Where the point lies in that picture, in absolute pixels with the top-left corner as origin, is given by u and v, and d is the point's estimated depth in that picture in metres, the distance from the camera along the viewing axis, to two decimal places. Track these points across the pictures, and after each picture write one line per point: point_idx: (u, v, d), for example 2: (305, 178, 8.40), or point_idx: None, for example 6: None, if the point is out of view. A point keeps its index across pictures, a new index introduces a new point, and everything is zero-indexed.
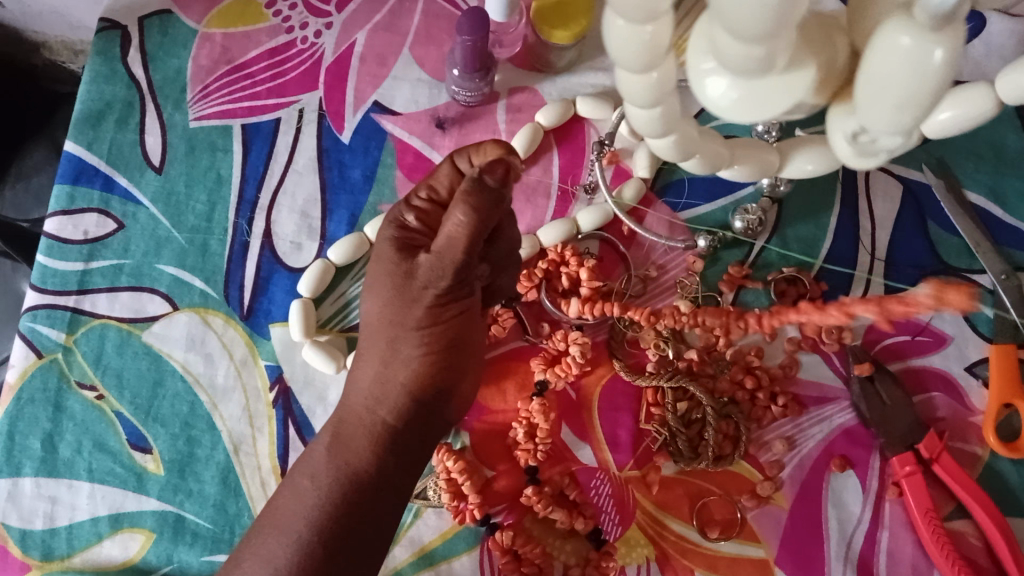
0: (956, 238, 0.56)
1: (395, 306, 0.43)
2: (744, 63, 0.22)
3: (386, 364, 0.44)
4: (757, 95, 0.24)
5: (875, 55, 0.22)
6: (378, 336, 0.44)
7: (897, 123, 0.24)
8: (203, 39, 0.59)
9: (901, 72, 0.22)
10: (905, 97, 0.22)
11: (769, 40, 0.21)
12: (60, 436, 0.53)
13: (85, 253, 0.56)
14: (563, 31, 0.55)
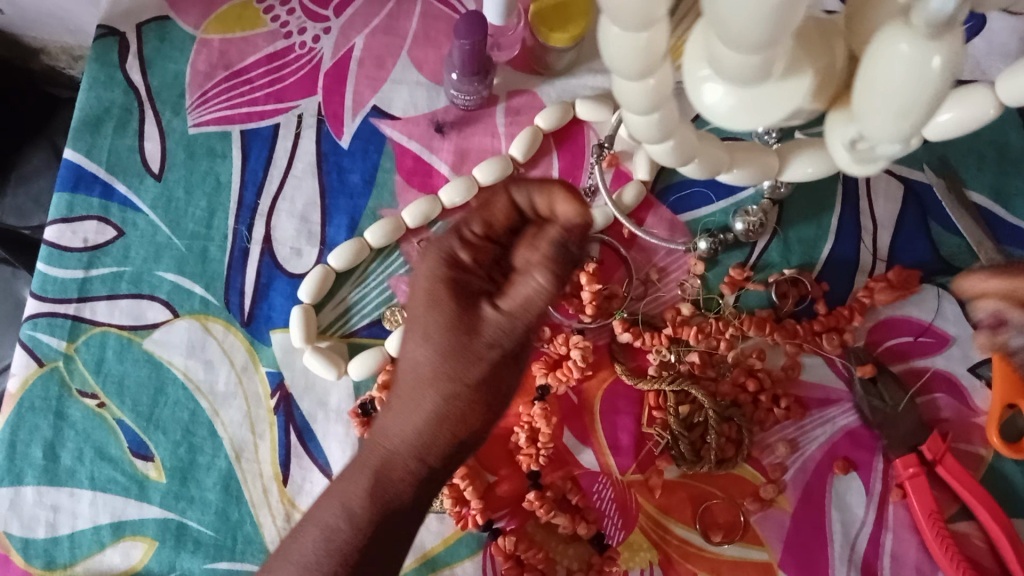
0: (959, 238, 0.56)
1: (451, 361, 0.40)
2: (743, 72, 0.22)
3: (424, 419, 0.41)
4: (755, 102, 0.24)
5: (875, 63, 0.22)
6: (425, 389, 0.41)
7: (898, 129, 0.23)
8: (201, 44, 0.59)
9: (904, 81, 0.22)
10: (908, 103, 0.22)
11: (767, 50, 0.20)
12: (61, 444, 0.53)
13: (85, 261, 0.55)
14: (561, 34, 0.54)
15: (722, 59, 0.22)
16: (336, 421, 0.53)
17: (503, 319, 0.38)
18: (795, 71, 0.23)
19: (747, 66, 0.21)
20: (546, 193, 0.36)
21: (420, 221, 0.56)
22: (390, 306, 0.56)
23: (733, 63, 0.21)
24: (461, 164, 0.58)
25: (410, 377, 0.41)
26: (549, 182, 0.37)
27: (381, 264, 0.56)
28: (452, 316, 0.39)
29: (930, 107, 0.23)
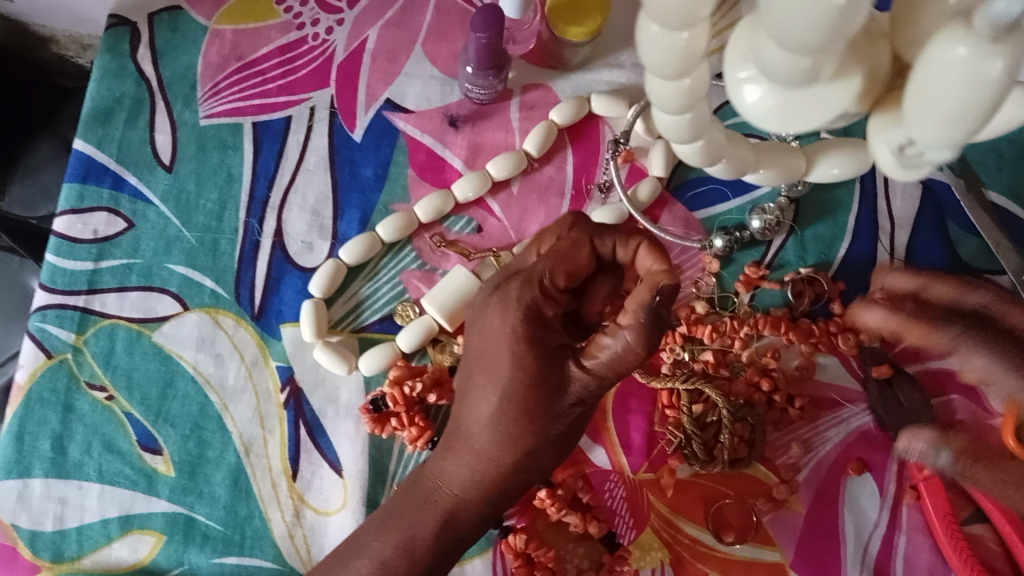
0: (976, 240, 0.56)
1: (527, 406, 0.41)
2: (790, 77, 0.19)
3: (481, 457, 0.43)
4: (797, 106, 0.21)
5: (927, 62, 0.18)
6: (485, 430, 0.42)
7: (947, 138, 0.19)
8: (213, 35, 0.59)
9: (957, 86, 0.18)
10: (959, 109, 0.18)
11: (815, 55, 0.18)
12: (69, 436, 0.53)
13: (95, 252, 0.55)
14: (578, 28, 0.54)
15: (768, 60, 0.19)
16: (346, 417, 0.53)
17: (591, 379, 0.39)
18: (842, 74, 0.21)
19: (793, 70, 0.19)
20: (629, 243, 0.40)
21: (433, 216, 0.55)
22: (401, 301, 0.55)
23: (778, 65, 0.19)
24: (474, 159, 0.58)
25: (473, 417, 0.43)
26: (634, 239, 0.40)
27: (393, 259, 0.56)
28: (538, 362, 0.40)
29: (989, 112, 0.18)
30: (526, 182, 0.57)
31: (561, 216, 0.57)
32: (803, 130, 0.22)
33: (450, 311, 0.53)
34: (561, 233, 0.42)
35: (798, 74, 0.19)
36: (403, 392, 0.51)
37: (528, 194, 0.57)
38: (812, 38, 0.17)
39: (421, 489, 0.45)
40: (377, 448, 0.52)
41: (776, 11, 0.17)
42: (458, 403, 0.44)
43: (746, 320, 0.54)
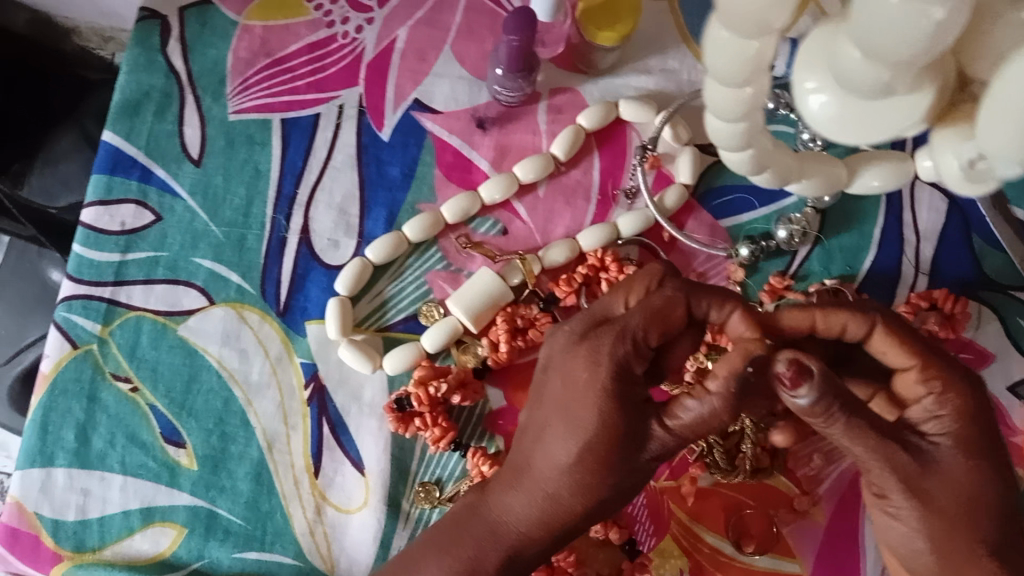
0: (1001, 254, 0.55)
1: (609, 460, 0.39)
2: (865, 85, 0.20)
3: (550, 503, 0.41)
4: (872, 115, 0.22)
5: (1007, 80, 0.19)
6: (561, 479, 0.40)
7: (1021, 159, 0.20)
8: (243, 31, 0.59)
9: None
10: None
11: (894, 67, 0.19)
12: (93, 427, 0.53)
13: (121, 245, 0.55)
14: (609, 33, 0.54)
15: (849, 68, 0.20)
16: (369, 416, 0.53)
17: (672, 439, 0.39)
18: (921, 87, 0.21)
19: (877, 78, 0.19)
20: (725, 307, 0.40)
21: (460, 217, 0.55)
22: (426, 301, 0.55)
23: (856, 73, 0.20)
24: (501, 161, 0.58)
25: (547, 462, 0.40)
26: (728, 297, 0.40)
27: (418, 259, 0.56)
28: (627, 416, 0.39)
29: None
30: (553, 185, 0.57)
31: (587, 221, 0.57)
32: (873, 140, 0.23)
33: (475, 312, 0.53)
34: (652, 285, 0.42)
35: (879, 80, 0.20)
36: (428, 393, 0.51)
37: (555, 198, 0.57)
38: (902, 50, 0.17)
39: (478, 521, 0.43)
40: (400, 448, 0.53)
41: (868, 18, 0.17)
42: (527, 443, 0.42)
43: None
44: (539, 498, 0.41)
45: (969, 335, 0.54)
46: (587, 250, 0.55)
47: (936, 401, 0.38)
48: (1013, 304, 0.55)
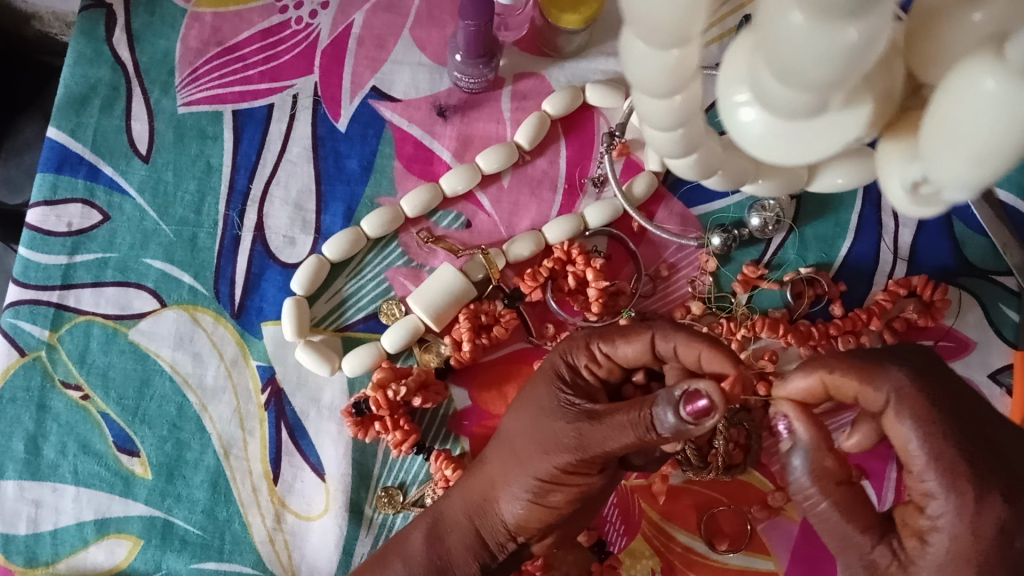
0: (983, 239, 0.53)
1: (530, 442, 0.41)
2: (794, 107, 0.18)
3: (498, 482, 0.43)
4: (807, 134, 0.20)
5: (950, 93, 0.17)
6: (502, 460, 0.43)
7: (970, 179, 0.18)
8: (193, 19, 0.56)
9: (986, 121, 0.16)
10: (986, 150, 0.17)
11: (821, 91, 0.17)
12: (43, 437, 0.51)
13: (69, 246, 0.53)
14: (573, 15, 0.51)
15: (772, 91, 0.18)
16: (329, 419, 0.51)
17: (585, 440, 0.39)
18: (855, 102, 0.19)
19: (799, 101, 0.18)
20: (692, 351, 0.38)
21: (420, 211, 0.53)
22: (387, 299, 0.53)
23: (783, 96, 0.18)
24: (464, 150, 0.55)
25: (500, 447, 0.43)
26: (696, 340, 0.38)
27: (378, 255, 0.54)
28: (550, 414, 0.41)
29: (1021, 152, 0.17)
30: (517, 175, 0.55)
31: (553, 212, 0.55)
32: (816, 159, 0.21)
33: (437, 311, 0.51)
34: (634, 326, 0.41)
35: (797, 101, 0.18)
36: (387, 396, 0.49)
37: (520, 188, 0.55)
38: (818, 71, 0.16)
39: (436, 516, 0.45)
40: (361, 452, 0.51)
41: (777, 37, 0.16)
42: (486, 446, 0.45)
43: (743, 323, 0.52)
44: (488, 509, 0.43)
45: (948, 323, 0.53)
46: (553, 242, 0.53)
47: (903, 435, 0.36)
48: (993, 290, 0.53)
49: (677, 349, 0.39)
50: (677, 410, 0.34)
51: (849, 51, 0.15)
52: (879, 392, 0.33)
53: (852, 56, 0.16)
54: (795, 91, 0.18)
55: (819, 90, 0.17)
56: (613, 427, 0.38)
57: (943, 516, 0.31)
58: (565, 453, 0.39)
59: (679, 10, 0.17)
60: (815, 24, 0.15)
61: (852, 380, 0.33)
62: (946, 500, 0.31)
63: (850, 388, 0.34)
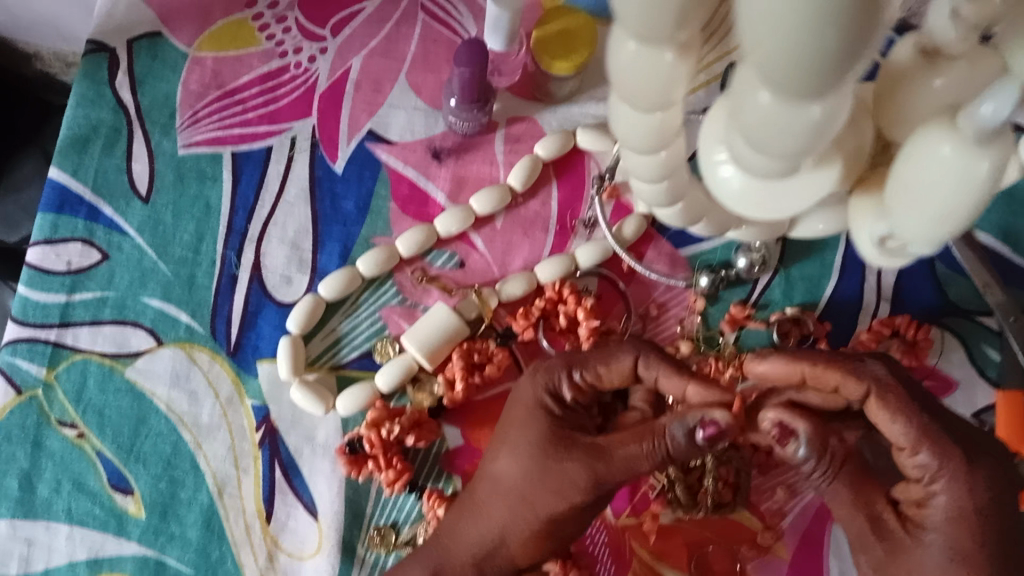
0: (965, 280, 0.55)
1: (533, 484, 0.41)
2: (772, 172, 0.20)
3: (497, 525, 0.42)
4: (782, 192, 0.22)
5: (914, 158, 0.21)
6: (501, 501, 0.42)
7: (934, 232, 0.22)
8: (194, 63, 0.58)
9: (949, 179, 0.20)
10: (946, 207, 0.21)
11: (796, 156, 0.20)
12: (38, 475, 0.51)
13: (68, 284, 0.54)
14: (564, 63, 0.53)
15: (750, 158, 0.20)
16: (323, 457, 0.52)
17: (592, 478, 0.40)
18: (826, 164, 0.22)
19: (775, 167, 0.20)
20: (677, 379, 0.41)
21: (415, 251, 0.54)
22: (381, 337, 0.54)
23: (760, 163, 0.20)
24: (458, 192, 0.57)
25: (491, 486, 0.43)
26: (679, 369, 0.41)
27: (373, 294, 0.55)
28: (554, 450, 0.41)
29: (976, 210, 0.21)
30: (510, 217, 0.56)
31: (545, 253, 0.56)
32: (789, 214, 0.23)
33: (430, 350, 0.52)
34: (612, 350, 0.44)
35: (773, 168, 0.20)
36: (381, 435, 0.50)
37: (513, 229, 0.56)
38: (791, 141, 0.19)
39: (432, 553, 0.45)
40: (354, 490, 0.51)
41: (752, 111, 0.19)
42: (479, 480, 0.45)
43: (731, 361, 0.53)
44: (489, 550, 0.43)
45: (933, 362, 0.54)
46: (545, 282, 0.54)
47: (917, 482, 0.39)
48: (976, 330, 0.54)
49: (656, 377, 0.42)
50: (690, 434, 0.38)
51: (814, 123, 0.18)
52: (861, 383, 0.40)
53: (819, 126, 0.18)
54: (770, 159, 0.20)
55: (792, 157, 0.20)
56: (623, 459, 0.40)
57: (942, 490, 0.38)
58: (581, 491, 0.40)
59: (664, 75, 0.20)
60: (784, 101, 0.18)
61: (834, 372, 0.40)
62: (944, 480, 0.38)
63: (830, 379, 0.41)
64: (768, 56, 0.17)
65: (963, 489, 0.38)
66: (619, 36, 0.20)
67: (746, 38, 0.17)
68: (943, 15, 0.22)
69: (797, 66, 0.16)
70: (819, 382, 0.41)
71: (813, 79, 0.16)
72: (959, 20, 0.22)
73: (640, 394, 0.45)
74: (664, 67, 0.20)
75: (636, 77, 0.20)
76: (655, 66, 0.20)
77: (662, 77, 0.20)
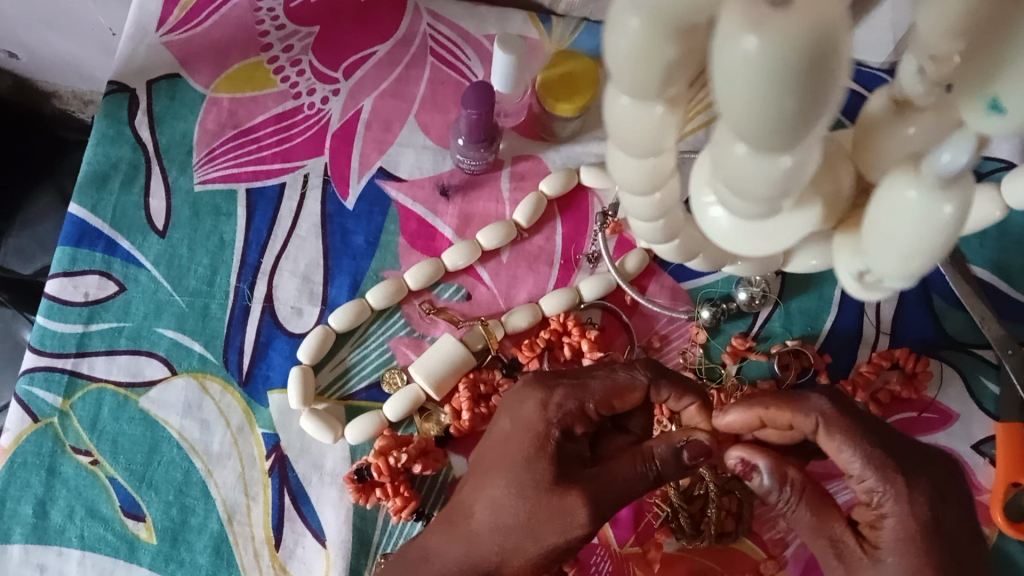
0: (961, 313, 0.56)
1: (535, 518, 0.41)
2: (750, 214, 0.21)
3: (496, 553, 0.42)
4: (765, 232, 0.23)
5: (880, 204, 0.22)
6: (496, 535, 0.42)
7: (904, 269, 0.23)
8: (211, 103, 0.60)
9: (913, 225, 0.21)
10: (913, 249, 0.21)
11: (772, 201, 0.20)
12: (52, 500, 0.52)
13: (85, 315, 0.55)
14: (567, 103, 0.55)
15: (730, 201, 0.21)
16: (331, 485, 0.53)
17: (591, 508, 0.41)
18: (805, 204, 0.23)
19: (753, 210, 0.21)
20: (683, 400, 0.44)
21: (423, 283, 0.56)
22: (389, 368, 0.55)
23: (740, 206, 0.21)
24: (465, 227, 0.58)
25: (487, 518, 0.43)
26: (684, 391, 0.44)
27: (381, 326, 0.56)
28: (559, 482, 0.41)
29: (941, 250, 0.21)
30: (516, 251, 0.58)
31: (549, 286, 0.57)
32: (770, 251, 0.24)
33: (437, 380, 0.53)
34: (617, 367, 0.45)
35: (752, 212, 0.21)
36: (388, 463, 0.51)
37: (518, 263, 0.58)
38: (762, 191, 0.19)
39: None
40: (361, 518, 0.52)
41: (727, 162, 0.19)
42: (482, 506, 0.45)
43: (733, 393, 0.54)
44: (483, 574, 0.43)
45: (931, 394, 0.55)
46: (549, 314, 0.56)
47: (876, 497, 0.39)
48: (974, 363, 0.55)
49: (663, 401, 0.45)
50: (677, 454, 0.42)
51: (785, 173, 0.19)
52: (809, 416, 0.40)
53: (790, 176, 0.19)
54: (749, 203, 0.21)
55: (769, 203, 0.20)
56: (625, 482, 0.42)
57: (886, 503, 0.39)
58: (580, 528, 0.41)
59: (654, 123, 0.22)
60: (756, 154, 0.18)
61: (784, 411, 0.40)
62: (889, 496, 0.38)
63: (783, 418, 0.40)
64: (733, 116, 0.17)
65: (906, 506, 0.38)
66: (614, 89, 0.22)
67: (713, 96, 0.18)
68: (911, 69, 0.22)
69: (761, 126, 0.17)
70: (775, 423, 0.40)
71: (781, 136, 0.17)
72: (925, 76, 0.21)
73: (638, 420, 0.48)
74: (654, 117, 0.22)
75: (630, 129, 0.22)
76: (646, 115, 0.22)
77: (651, 125, 0.22)
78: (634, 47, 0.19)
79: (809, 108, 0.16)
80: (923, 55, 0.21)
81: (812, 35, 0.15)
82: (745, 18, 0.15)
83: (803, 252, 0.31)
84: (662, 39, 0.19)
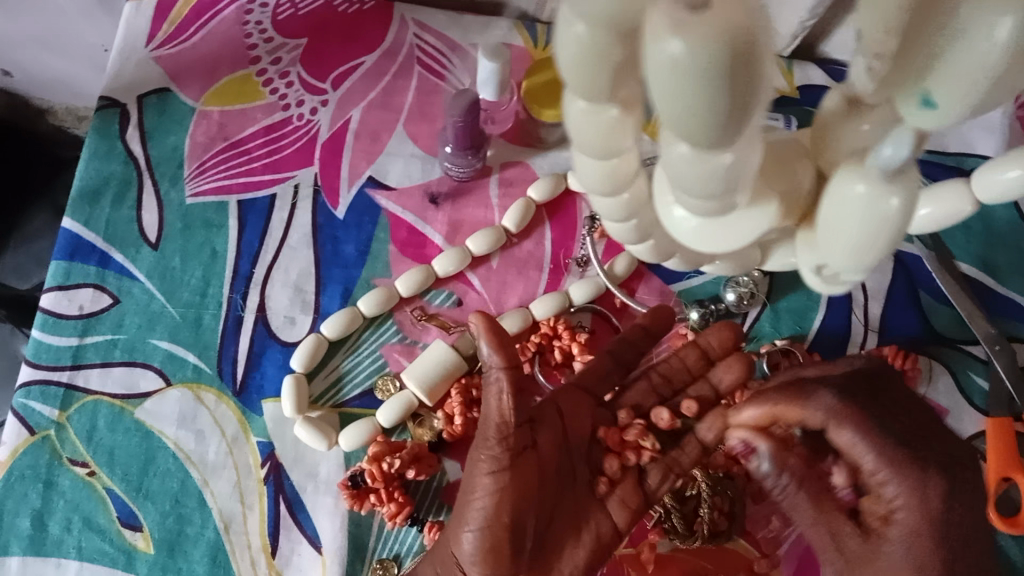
0: (948, 309, 0.56)
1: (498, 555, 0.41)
2: (706, 211, 0.22)
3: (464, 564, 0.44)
4: (726, 230, 0.24)
5: (830, 200, 0.23)
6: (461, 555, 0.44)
7: (858, 263, 0.23)
8: (201, 116, 0.61)
9: (862, 220, 0.22)
10: (862, 241, 0.22)
11: (722, 198, 0.21)
12: (49, 513, 0.53)
13: (80, 328, 0.56)
14: (553, 110, 0.58)
15: (684, 200, 0.22)
16: (326, 493, 0.53)
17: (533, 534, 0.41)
18: (759, 200, 0.24)
19: (705, 207, 0.22)
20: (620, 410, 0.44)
21: (414, 290, 0.57)
22: (381, 375, 0.56)
23: (693, 203, 0.22)
24: (455, 234, 0.59)
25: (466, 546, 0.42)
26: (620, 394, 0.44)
27: (373, 333, 0.57)
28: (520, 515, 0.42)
29: (891, 243, 0.22)
30: (505, 257, 0.58)
31: (539, 290, 0.58)
32: (728, 249, 0.25)
33: (429, 386, 0.54)
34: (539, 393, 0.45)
35: (705, 209, 0.22)
36: (381, 468, 0.51)
37: (508, 269, 0.58)
38: (708, 189, 0.20)
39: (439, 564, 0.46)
40: (357, 524, 0.52)
41: (673, 162, 0.20)
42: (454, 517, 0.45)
43: None
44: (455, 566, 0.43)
45: (921, 391, 0.55)
46: (539, 318, 0.56)
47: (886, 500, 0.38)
48: (962, 359, 0.56)
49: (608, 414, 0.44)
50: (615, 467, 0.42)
51: (728, 170, 0.19)
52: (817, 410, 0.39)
53: (732, 173, 0.20)
54: (701, 202, 0.21)
55: (720, 201, 0.21)
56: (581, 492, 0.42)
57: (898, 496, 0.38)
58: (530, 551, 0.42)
59: (610, 128, 0.23)
60: (698, 154, 0.19)
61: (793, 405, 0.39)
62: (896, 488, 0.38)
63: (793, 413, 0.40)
64: (667, 114, 0.18)
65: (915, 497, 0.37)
66: (570, 96, 0.23)
67: (649, 97, 0.18)
68: (861, 67, 0.23)
69: (695, 126, 0.18)
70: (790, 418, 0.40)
71: (720, 134, 0.18)
72: (872, 74, 0.22)
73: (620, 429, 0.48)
74: (610, 119, 0.22)
75: (587, 133, 0.23)
76: (602, 118, 0.22)
77: (607, 128, 0.23)
78: (583, 54, 0.20)
79: (737, 107, 0.17)
80: (865, 54, 0.22)
81: (728, 36, 0.16)
82: (668, 22, 0.16)
83: (777, 252, 0.31)
84: (608, 45, 0.19)
